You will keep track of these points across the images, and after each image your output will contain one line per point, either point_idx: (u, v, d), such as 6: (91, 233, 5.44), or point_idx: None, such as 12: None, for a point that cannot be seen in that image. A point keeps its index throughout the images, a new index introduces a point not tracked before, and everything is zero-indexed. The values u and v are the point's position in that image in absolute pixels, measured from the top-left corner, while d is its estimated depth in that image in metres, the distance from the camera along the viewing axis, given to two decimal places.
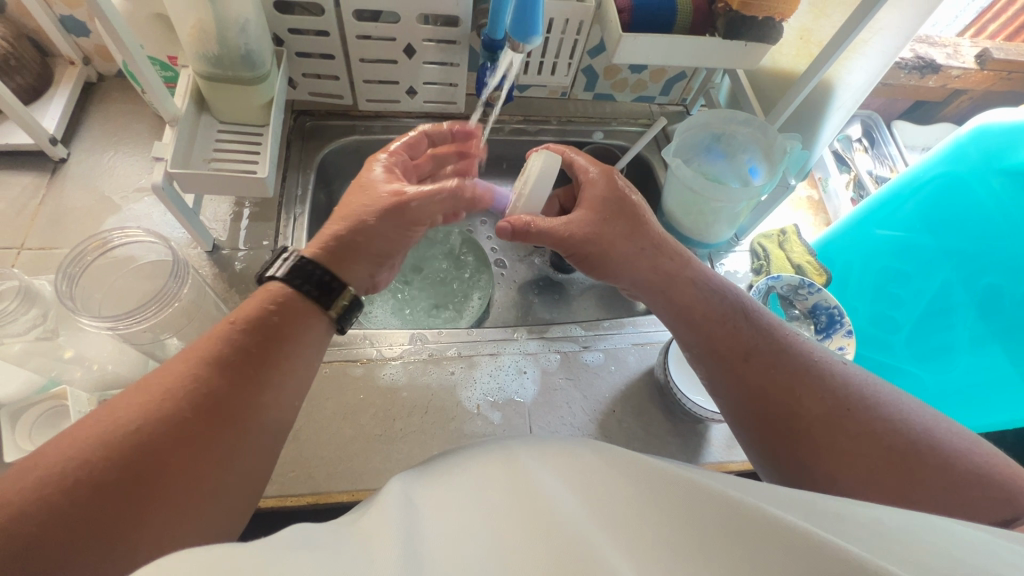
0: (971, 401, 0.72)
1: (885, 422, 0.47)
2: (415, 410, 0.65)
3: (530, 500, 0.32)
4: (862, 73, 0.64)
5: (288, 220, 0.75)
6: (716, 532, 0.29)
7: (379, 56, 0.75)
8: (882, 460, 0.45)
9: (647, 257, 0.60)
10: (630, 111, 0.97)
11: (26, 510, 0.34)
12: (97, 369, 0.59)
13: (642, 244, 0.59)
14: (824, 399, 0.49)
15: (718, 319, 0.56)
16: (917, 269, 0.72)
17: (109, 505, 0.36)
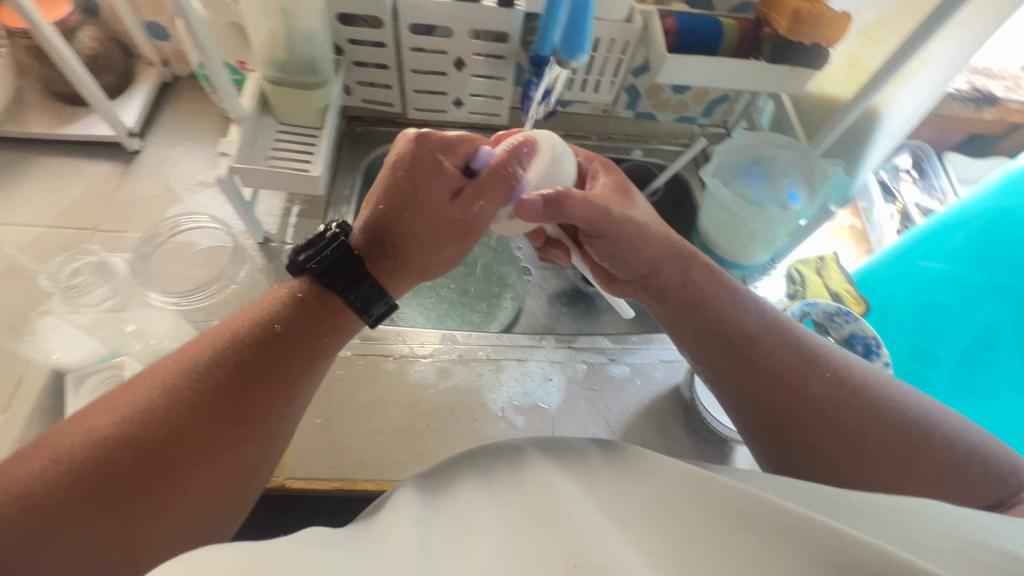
0: None
1: (892, 416, 0.46)
2: (442, 407, 0.67)
3: (551, 511, 0.32)
4: (910, 101, 0.64)
5: (335, 218, 0.79)
6: (738, 535, 0.29)
7: (431, 68, 0.78)
8: (894, 475, 0.44)
9: (656, 256, 0.57)
10: (671, 131, 0.98)
11: (29, 498, 0.36)
12: (153, 344, 0.63)
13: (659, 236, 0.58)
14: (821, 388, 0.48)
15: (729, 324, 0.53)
16: (962, 304, 0.70)
17: (105, 500, 0.37)
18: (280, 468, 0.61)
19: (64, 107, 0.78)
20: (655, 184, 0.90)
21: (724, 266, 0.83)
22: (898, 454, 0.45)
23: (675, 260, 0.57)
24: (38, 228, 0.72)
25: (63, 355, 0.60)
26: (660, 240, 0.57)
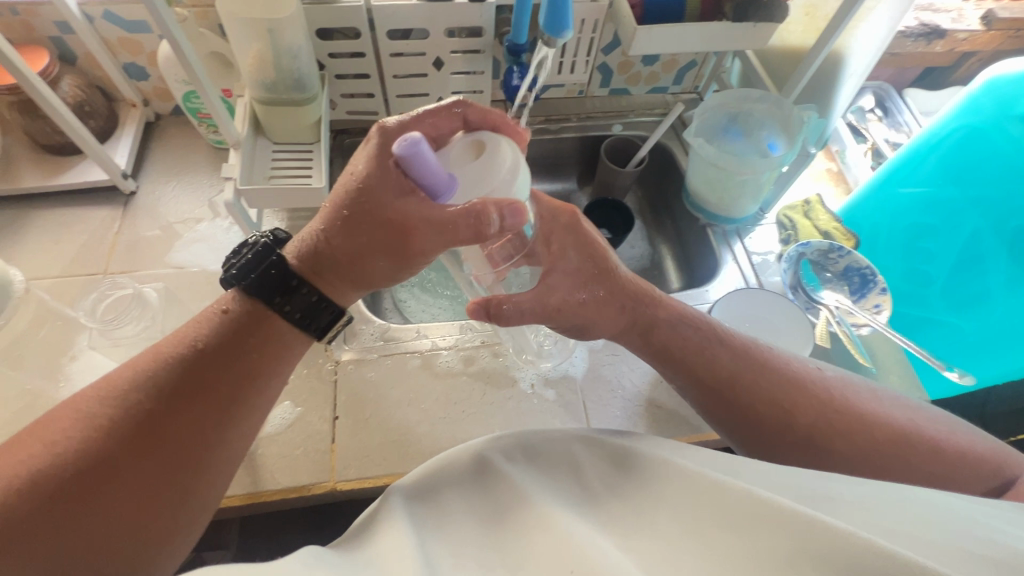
0: (997, 356, 0.74)
1: (855, 422, 0.50)
2: (474, 392, 0.69)
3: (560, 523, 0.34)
4: (870, 39, 0.67)
5: None
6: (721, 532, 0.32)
7: (411, 71, 0.80)
8: (845, 461, 0.49)
9: (636, 288, 0.57)
10: (646, 102, 1.01)
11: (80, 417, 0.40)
12: None
13: (623, 311, 0.56)
14: (806, 414, 0.51)
15: (686, 356, 0.55)
16: (945, 222, 0.74)
17: (104, 474, 0.39)
18: (329, 473, 0.62)
19: (53, 158, 0.78)
20: (640, 155, 0.93)
21: (717, 221, 0.87)
22: (873, 449, 0.49)
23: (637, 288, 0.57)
24: (48, 279, 0.72)
25: None
26: (670, 309, 0.57)
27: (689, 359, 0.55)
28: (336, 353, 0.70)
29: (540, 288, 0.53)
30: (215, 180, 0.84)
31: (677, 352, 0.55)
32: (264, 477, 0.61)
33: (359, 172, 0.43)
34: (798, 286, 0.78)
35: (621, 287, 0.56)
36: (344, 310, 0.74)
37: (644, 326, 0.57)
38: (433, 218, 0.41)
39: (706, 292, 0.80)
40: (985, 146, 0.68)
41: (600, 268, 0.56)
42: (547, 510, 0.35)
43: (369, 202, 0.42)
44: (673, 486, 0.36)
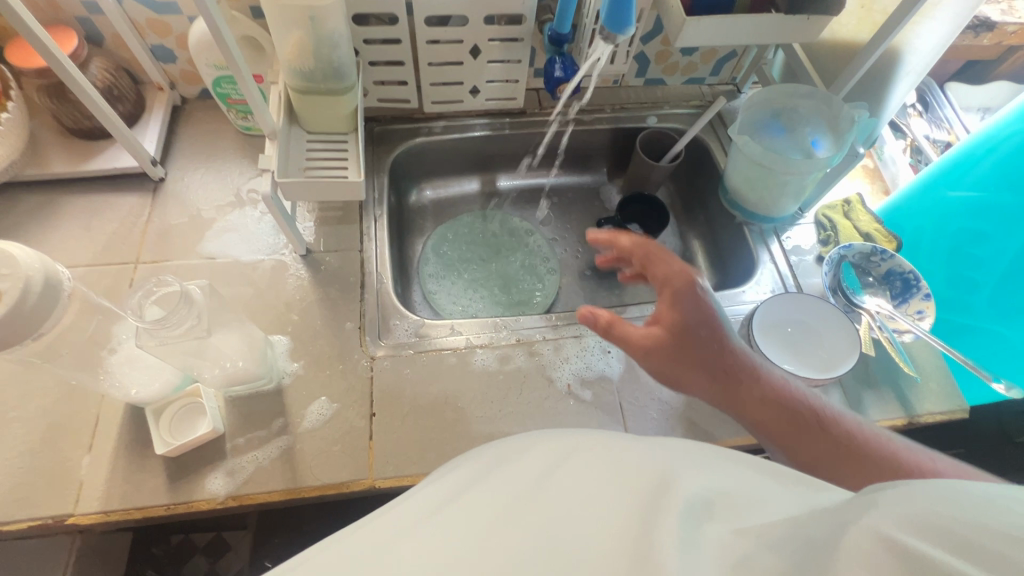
0: None
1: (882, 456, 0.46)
2: (510, 391, 0.68)
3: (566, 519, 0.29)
4: (931, 37, 0.65)
5: (370, 222, 0.80)
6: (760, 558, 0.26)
7: (447, 59, 0.78)
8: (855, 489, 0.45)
9: (712, 327, 0.56)
10: (682, 94, 0.99)
11: None
12: (231, 367, 0.61)
13: (682, 331, 0.55)
14: (798, 414, 0.52)
15: (705, 356, 0.55)
16: (997, 229, 0.72)
17: None
18: (367, 470, 0.62)
19: (81, 143, 0.77)
20: (676, 149, 0.90)
21: (754, 220, 0.85)
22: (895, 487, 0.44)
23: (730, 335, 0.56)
24: (80, 268, 0.71)
25: (141, 390, 0.60)
26: (706, 315, 0.56)
27: (703, 355, 0.55)
28: (372, 349, 0.70)
29: (647, 341, 0.56)
30: (245, 167, 0.82)
31: (698, 346, 0.55)
32: (302, 473, 0.61)
33: (684, 320, 0.55)
34: (838, 289, 0.77)
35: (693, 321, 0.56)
36: (378, 304, 0.74)
37: (688, 334, 0.55)
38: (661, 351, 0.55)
39: (743, 293, 0.79)
40: None
41: (711, 326, 0.56)
42: (527, 492, 0.30)
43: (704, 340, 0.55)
44: (697, 506, 0.29)
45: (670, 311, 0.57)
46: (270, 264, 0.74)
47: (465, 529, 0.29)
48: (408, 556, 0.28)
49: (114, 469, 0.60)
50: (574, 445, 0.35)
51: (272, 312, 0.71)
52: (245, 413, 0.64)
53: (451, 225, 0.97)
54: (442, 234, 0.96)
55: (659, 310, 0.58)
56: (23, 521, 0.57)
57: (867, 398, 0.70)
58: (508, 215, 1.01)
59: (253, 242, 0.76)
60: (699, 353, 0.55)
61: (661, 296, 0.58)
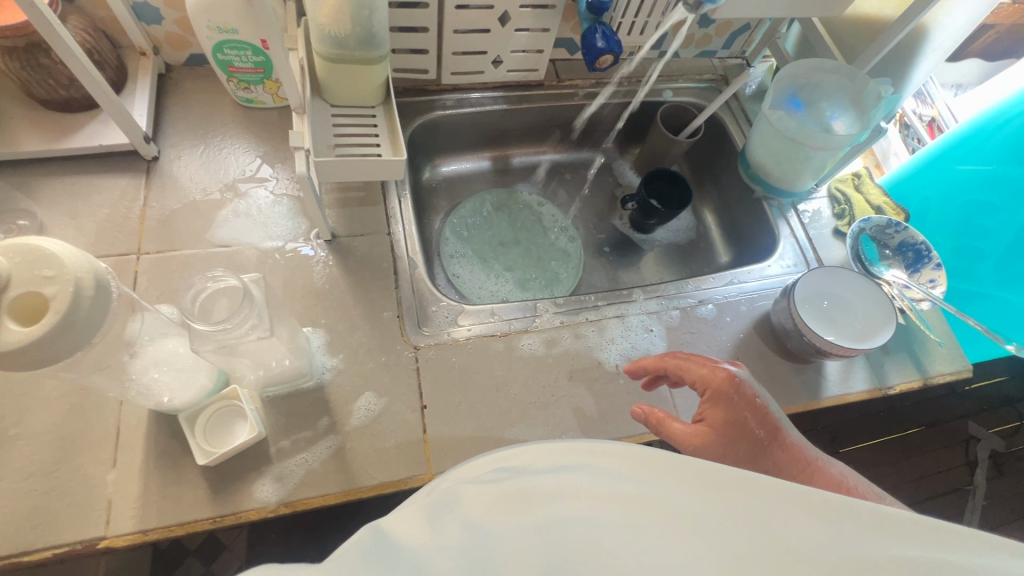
0: None
1: None
2: (561, 375, 0.67)
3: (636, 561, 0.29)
4: (961, 14, 0.67)
5: (395, 201, 0.75)
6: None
7: (473, 26, 0.73)
8: None
9: (760, 415, 0.52)
10: (694, 67, 0.98)
11: None
12: (278, 366, 0.56)
13: (735, 430, 0.51)
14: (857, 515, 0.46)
15: (748, 448, 0.51)
16: (1004, 200, 0.76)
17: None
18: (425, 465, 0.59)
19: (56, 116, 0.67)
20: (696, 124, 0.90)
21: (774, 195, 0.86)
22: None
23: (768, 417, 0.52)
24: None
25: (174, 397, 0.54)
26: (743, 401, 0.53)
27: (742, 444, 0.51)
28: (414, 339, 0.66)
29: (695, 440, 0.51)
30: (250, 143, 0.75)
31: (741, 436, 0.51)
32: (356, 473, 0.58)
33: (731, 412, 0.53)
34: (857, 260, 0.81)
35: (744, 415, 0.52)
36: (413, 290, 0.70)
37: (738, 432, 0.51)
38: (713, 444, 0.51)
39: (768, 268, 0.80)
40: None
41: (760, 419, 0.52)
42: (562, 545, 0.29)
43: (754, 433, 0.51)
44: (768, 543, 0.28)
45: (716, 409, 0.53)
46: (292, 251, 0.68)
47: (489, 552, 0.29)
48: (439, 569, 0.29)
49: (145, 485, 0.54)
50: (626, 476, 0.30)
51: (301, 304, 0.65)
52: (286, 414, 0.59)
53: (465, 204, 0.92)
54: (455, 214, 0.91)
55: (706, 406, 0.54)
56: (47, 549, 0.51)
57: (888, 365, 0.75)
58: (523, 192, 0.97)
59: (270, 227, 0.69)
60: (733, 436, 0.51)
61: (704, 397, 0.55)
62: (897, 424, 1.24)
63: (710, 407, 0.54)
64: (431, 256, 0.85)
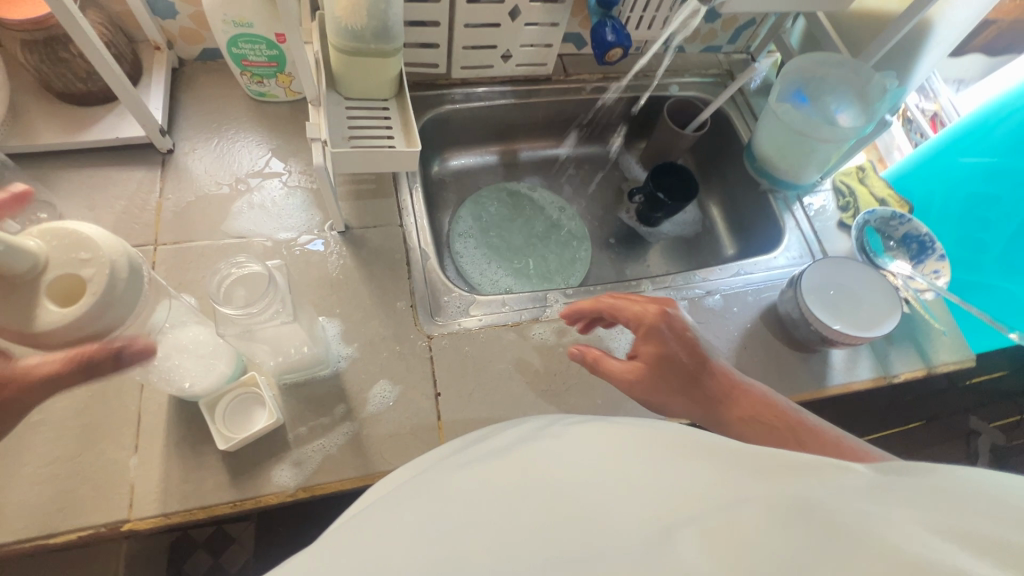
0: None
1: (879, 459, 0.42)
2: (572, 364, 0.68)
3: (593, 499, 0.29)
4: (964, 9, 0.68)
5: (406, 193, 0.76)
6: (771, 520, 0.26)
7: (483, 20, 0.74)
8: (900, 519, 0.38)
9: (691, 345, 0.55)
10: (699, 62, 0.99)
11: None
12: (296, 353, 0.56)
13: (666, 357, 0.54)
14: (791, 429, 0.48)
15: (677, 371, 0.54)
16: (1007, 192, 0.77)
17: None
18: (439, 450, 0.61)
19: (73, 109, 0.68)
20: (702, 118, 0.91)
21: (779, 188, 0.88)
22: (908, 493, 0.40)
23: (697, 347, 0.55)
24: None
25: (195, 383, 0.55)
26: (675, 329, 0.56)
27: (672, 368, 0.54)
28: (426, 328, 0.67)
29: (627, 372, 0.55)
30: (262, 137, 0.76)
31: (672, 362, 0.54)
32: (373, 458, 0.59)
33: (668, 346, 0.54)
34: (863, 252, 0.82)
35: (675, 344, 0.55)
36: (425, 280, 0.71)
37: (670, 361, 0.54)
38: (646, 373, 0.54)
39: (774, 260, 0.82)
40: None
41: (693, 348, 0.55)
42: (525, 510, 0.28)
43: (688, 361, 0.54)
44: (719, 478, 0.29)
45: (652, 341, 0.55)
46: (307, 242, 0.69)
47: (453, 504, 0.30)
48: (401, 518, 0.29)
49: (166, 470, 0.55)
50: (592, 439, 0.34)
51: (316, 294, 0.66)
52: (302, 401, 0.60)
53: (471, 199, 0.93)
54: (462, 209, 0.92)
55: (641, 341, 0.56)
56: (72, 531, 0.52)
57: (893, 354, 0.76)
58: (529, 185, 0.98)
59: (284, 218, 0.70)
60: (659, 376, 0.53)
61: (637, 333, 0.57)
62: (902, 416, 1.25)
63: (644, 339, 0.56)
64: (442, 249, 0.86)
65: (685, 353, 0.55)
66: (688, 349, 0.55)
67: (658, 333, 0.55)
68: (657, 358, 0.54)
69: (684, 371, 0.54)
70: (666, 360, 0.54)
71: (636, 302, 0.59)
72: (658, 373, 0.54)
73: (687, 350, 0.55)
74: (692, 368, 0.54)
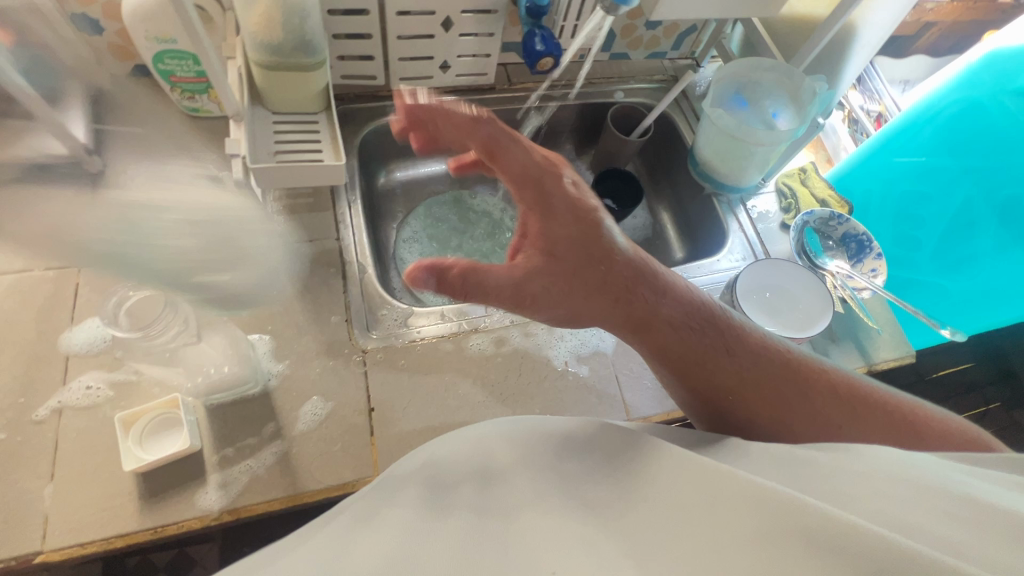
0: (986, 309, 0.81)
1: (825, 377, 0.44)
2: (509, 374, 0.68)
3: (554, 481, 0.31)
4: (884, 12, 0.69)
5: (343, 205, 0.75)
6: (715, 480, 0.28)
7: (417, 32, 0.74)
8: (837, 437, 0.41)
9: (578, 216, 0.52)
10: (645, 68, 0.99)
11: None
12: None
13: (555, 240, 0.51)
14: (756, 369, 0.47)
15: (580, 265, 0.50)
16: (937, 191, 0.79)
17: None
18: (372, 466, 0.60)
19: None
20: (646, 124, 0.91)
21: (722, 191, 0.88)
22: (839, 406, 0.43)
23: (589, 216, 0.52)
24: (9, 276, 0.62)
25: None
26: (562, 203, 0.52)
27: (564, 248, 0.51)
28: (362, 342, 0.66)
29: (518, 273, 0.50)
30: (196, 153, 0.74)
31: (566, 246, 0.51)
32: (302, 478, 0.58)
33: (553, 219, 0.51)
34: (803, 253, 0.83)
35: (563, 211, 0.52)
36: (362, 294, 0.70)
37: (559, 244, 0.51)
38: (537, 260, 0.51)
39: (717, 262, 0.82)
40: (979, 118, 0.72)
41: (581, 215, 0.52)
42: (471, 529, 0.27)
43: (585, 249, 0.51)
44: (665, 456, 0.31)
45: (536, 205, 0.52)
46: None
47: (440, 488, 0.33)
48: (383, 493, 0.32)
49: (82, 498, 0.53)
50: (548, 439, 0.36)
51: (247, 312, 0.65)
52: (229, 421, 0.59)
53: (419, 209, 0.93)
54: (410, 219, 0.92)
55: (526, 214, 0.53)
56: None
57: (833, 352, 0.76)
58: (479, 194, 0.98)
59: None
60: (602, 289, 0.50)
61: (525, 198, 0.53)
62: None
63: (533, 213, 0.52)
64: (388, 260, 0.86)
65: (570, 217, 0.52)
66: (577, 219, 0.52)
67: (544, 201, 0.52)
68: (547, 241, 0.51)
69: (620, 283, 0.50)
70: (554, 243, 0.51)
71: (523, 151, 0.55)
72: (552, 259, 0.50)
73: (576, 224, 0.52)
74: (591, 253, 0.51)
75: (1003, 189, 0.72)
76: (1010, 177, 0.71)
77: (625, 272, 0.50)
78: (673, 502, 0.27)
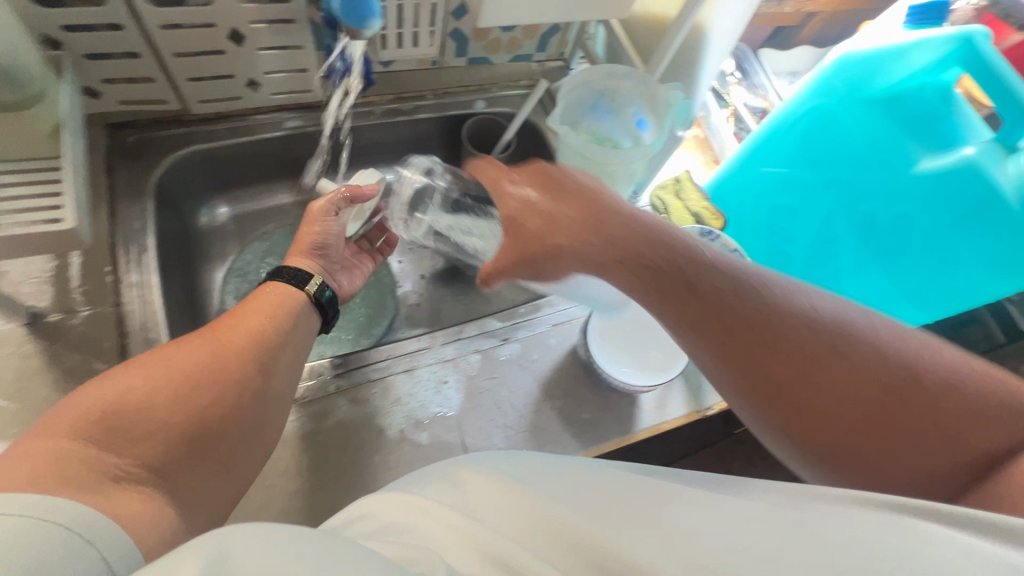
0: None
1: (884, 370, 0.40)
2: (331, 451, 0.59)
3: (478, 520, 0.32)
4: (729, 14, 0.63)
5: (130, 261, 0.63)
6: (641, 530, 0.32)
7: (199, 48, 0.62)
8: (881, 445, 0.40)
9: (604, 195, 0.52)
10: (509, 73, 0.90)
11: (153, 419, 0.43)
12: None
13: (592, 214, 0.50)
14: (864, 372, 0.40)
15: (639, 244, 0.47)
16: (802, 205, 0.75)
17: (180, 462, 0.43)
18: None
19: None
20: (506, 139, 0.82)
21: None
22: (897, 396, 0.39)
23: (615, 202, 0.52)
24: None
25: None
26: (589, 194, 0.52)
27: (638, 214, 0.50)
28: None
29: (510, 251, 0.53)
30: None
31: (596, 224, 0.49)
32: None
33: (539, 200, 0.52)
34: None
35: (598, 196, 0.52)
36: None
37: (597, 224, 0.49)
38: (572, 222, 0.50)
39: None
40: (836, 128, 0.69)
41: (594, 208, 0.50)
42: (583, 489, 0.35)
43: (619, 242, 0.48)
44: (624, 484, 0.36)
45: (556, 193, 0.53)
46: None
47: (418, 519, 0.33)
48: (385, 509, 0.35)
49: None
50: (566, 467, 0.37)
51: None
52: None
53: (253, 248, 0.81)
54: (240, 261, 0.79)
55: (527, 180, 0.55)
56: None
57: (706, 384, 0.70)
58: None
59: None
60: (675, 274, 0.46)
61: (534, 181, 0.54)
62: None
63: (533, 189, 0.54)
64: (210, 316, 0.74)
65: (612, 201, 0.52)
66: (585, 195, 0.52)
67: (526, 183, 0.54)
68: (590, 210, 0.50)
69: (635, 249, 0.47)
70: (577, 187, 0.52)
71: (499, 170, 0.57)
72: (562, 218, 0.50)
73: (574, 206, 0.51)
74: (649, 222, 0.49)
75: (863, 205, 0.70)
76: (868, 191, 0.69)
77: (638, 229, 0.48)
78: (630, 524, 0.32)
